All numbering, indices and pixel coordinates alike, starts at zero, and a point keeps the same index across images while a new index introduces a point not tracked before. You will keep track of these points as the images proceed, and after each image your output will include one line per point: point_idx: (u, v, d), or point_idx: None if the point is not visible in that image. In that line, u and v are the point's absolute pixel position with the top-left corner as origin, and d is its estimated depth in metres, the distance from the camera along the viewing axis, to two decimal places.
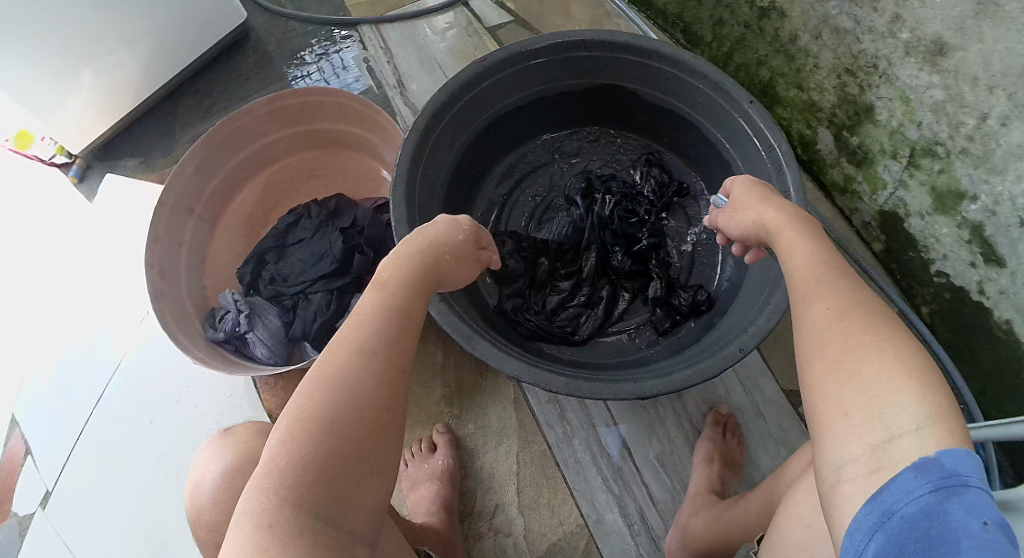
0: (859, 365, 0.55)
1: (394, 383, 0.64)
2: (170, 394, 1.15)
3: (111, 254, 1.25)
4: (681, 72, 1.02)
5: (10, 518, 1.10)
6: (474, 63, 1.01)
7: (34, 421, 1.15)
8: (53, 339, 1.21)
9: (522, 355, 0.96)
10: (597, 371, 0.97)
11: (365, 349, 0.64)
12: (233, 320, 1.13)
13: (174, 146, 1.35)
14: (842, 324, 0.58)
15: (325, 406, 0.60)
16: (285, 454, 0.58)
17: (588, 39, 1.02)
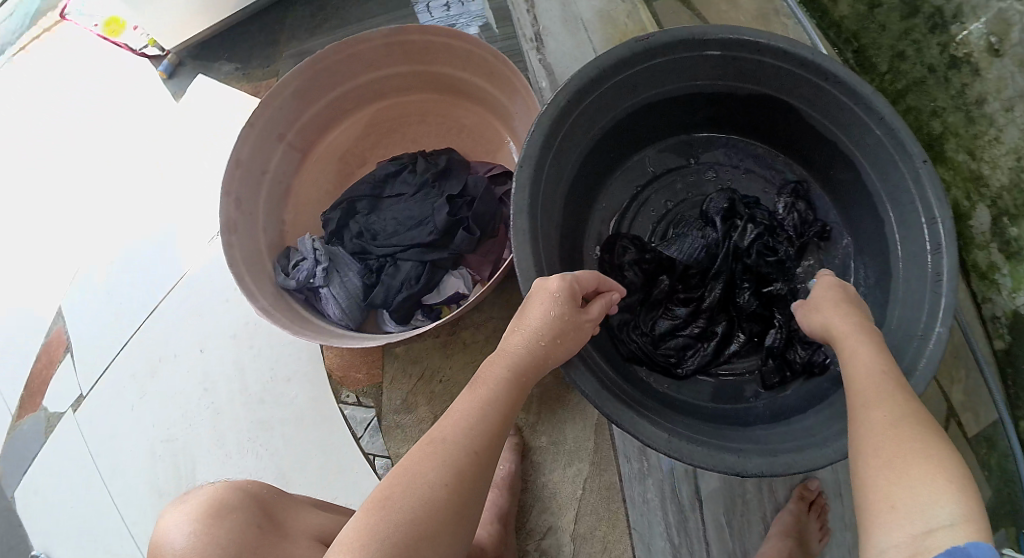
0: (908, 465, 0.59)
1: (479, 478, 0.63)
2: (226, 328, 1.07)
3: (188, 163, 1.16)
4: (856, 105, 0.90)
5: (40, 410, 1.08)
6: (635, 41, 0.91)
7: (80, 318, 1.11)
8: (112, 238, 1.14)
9: (623, 387, 0.89)
10: (698, 424, 0.88)
11: (457, 443, 0.64)
12: (308, 270, 1.05)
13: (275, 57, 1.22)
14: (896, 430, 0.62)
15: (410, 493, 0.60)
16: (366, 536, 0.57)
17: (768, 45, 0.91)
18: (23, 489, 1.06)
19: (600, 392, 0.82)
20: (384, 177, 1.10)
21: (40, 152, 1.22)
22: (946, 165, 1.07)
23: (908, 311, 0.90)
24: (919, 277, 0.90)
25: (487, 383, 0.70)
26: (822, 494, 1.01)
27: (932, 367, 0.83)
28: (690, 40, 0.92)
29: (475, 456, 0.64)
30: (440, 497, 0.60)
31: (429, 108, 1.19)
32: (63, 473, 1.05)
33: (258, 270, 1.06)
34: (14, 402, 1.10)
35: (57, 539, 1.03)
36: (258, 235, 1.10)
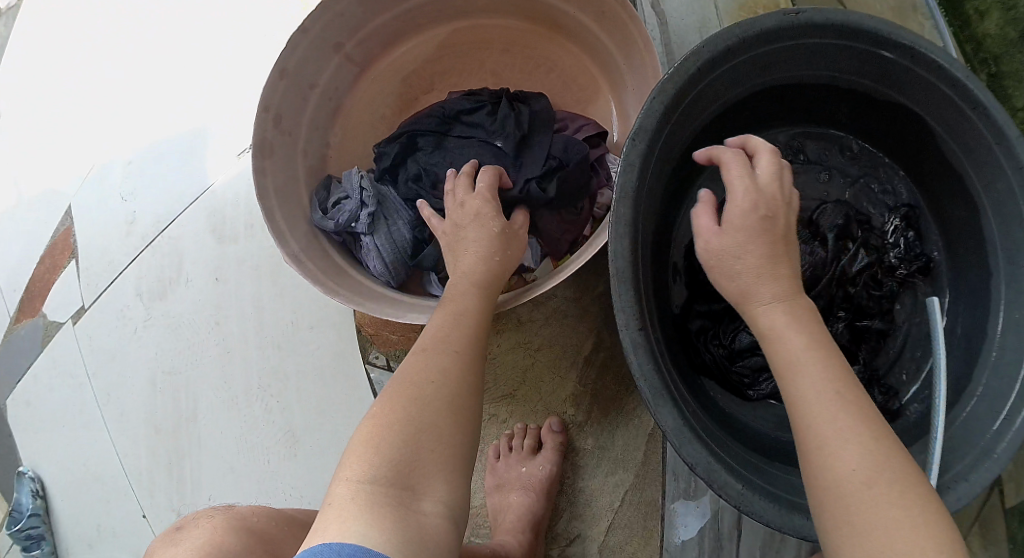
0: (888, 543, 0.50)
1: (466, 379, 0.63)
2: (248, 259, 0.93)
3: (224, 60, 0.99)
4: (998, 145, 0.80)
5: (39, 316, 0.97)
6: (785, 15, 0.79)
7: (89, 219, 0.98)
8: (136, 134, 1.00)
9: (697, 412, 0.80)
10: (762, 465, 0.80)
11: (440, 351, 0.64)
12: (351, 212, 0.91)
13: None
14: (870, 492, 0.52)
15: (404, 398, 0.59)
16: (367, 445, 0.56)
17: (924, 54, 0.80)
18: (15, 398, 0.97)
19: (677, 426, 0.72)
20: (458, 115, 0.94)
21: (58, 18, 1.04)
22: None
23: (997, 383, 0.83)
24: (1018, 348, 0.83)
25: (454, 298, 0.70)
26: None
27: (1012, 450, 0.77)
28: (845, 27, 0.80)
29: (458, 360, 0.64)
30: (430, 398, 0.60)
31: (518, 39, 1.04)
32: (59, 390, 0.96)
33: (293, 204, 0.92)
34: (15, 303, 0.98)
35: (47, 454, 0.96)
36: (297, 158, 0.95)
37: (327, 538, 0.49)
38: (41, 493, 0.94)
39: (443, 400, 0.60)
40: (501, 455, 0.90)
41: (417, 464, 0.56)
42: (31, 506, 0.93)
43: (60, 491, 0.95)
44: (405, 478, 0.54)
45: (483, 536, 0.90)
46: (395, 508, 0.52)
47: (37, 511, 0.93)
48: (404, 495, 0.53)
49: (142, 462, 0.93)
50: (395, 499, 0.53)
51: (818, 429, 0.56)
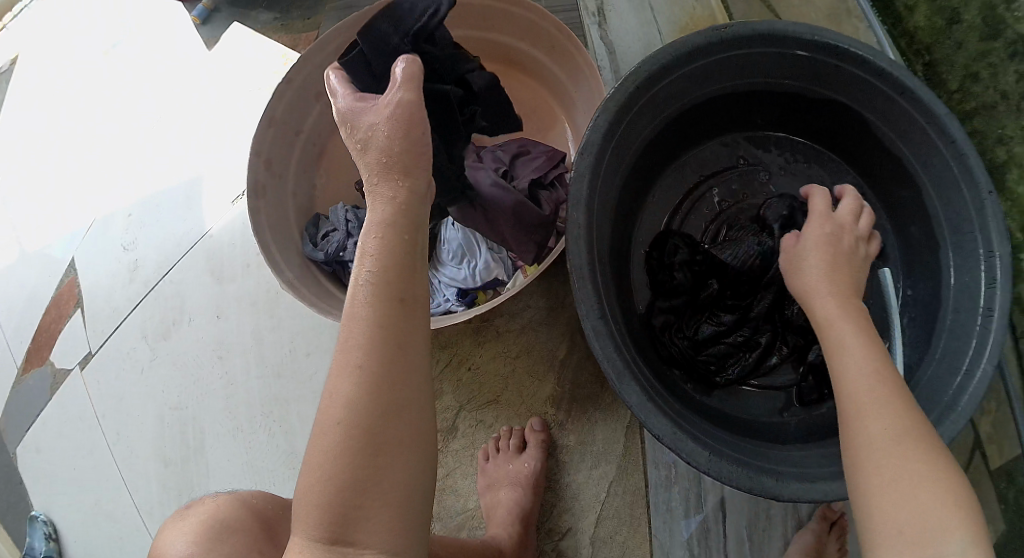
0: (916, 487, 0.58)
1: (385, 407, 0.56)
2: (245, 295, 1.02)
3: (216, 116, 1.10)
4: (928, 124, 0.87)
5: (46, 365, 1.04)
6: (713, 30, 0.86)
7: (92, 269, 1.06)
8: (133, 189, 1.09)
9: (664, 395, 0.86)
10: (726, 437, 0.86)
11: (346, 378, 0.56)
12: (339, 242, 0.99)
13: (316, 11, 1.13)
14: (897, 450, 0.60)
15: (318, 452, 0.56)
16: (303, 502, 0.56)
17: (848, 49, 0.87)
18: (25, 446, 1.03)
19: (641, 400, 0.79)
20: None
21: (60, 94, 1.16)
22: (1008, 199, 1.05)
23: (954, 343, 0.88)
24: (970, 309, 0.87)
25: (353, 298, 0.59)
26: (844, 515, 1.02)
27: (975, 402, 0.81)
28: (771, 34, 0.88)
29: (373, 389, 0.56)
30: (343, 444, 0.55)
31: None
32: (65, 435, 1.02)
33: (285, 239, 1.00)
34: (22, 354, 1.06)
35: (59, 499, 1.01)
36: (286, 199, 1.04)
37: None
38: (52, 535, 0.99)
39: (363, 443, 0.55)
40: (490, 457, 0.96)
41: (349, 521, 0.55)
42: (44, 547, 0.97)
43: (71, 531, 0.99)
44: (344, 536, 0.55)
45: (480, 534, 0.95)
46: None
47: (49, 552, 0.97)
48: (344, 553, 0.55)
49: (153, 495, 0.98)
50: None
51: (859, 405, 0.64)
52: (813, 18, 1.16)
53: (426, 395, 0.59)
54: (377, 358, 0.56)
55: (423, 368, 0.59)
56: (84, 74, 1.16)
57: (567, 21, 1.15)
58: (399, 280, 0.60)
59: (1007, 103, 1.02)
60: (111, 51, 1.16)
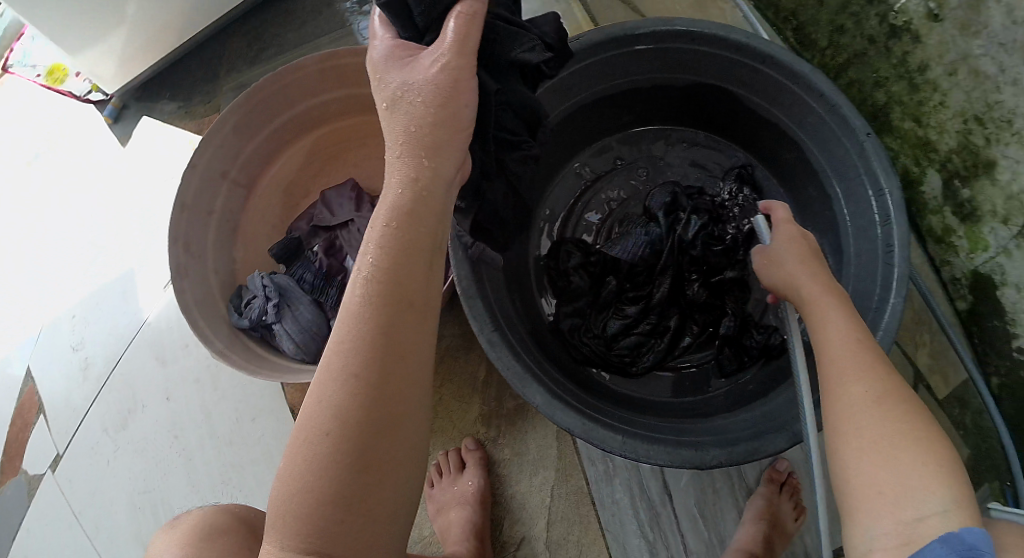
0: (893, 448, 0.62)
1: (377, 421, 0.53)
2: (188, 374, 1.08)
3: (137, 209, 1.16)
4: (795, 85, 0.89)
5: (20, 474, 1.11)
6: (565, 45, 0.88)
7: (47, 375, 1.12)
8: (71, 290, 1.15)
9: (578, 394, 0.89)
10: (649, 421, 0.89)
11: (335, 383, 0.54)
12: (260, 307, 1.03)
13: (215, 93, 1.22)
14: (879, 410, 0.64)
15: (305, 459, 0.53)
16: (278, 511, 0.54)
17: (702, 31, 0.88)
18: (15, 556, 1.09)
19: (549, 400, 0.82)
20: (339, 205, 1.07)
21: None
22: (896, 135, 1.12)
23: (862, 286, 0.90)
24: (870, 251, 0.90)
25: (351, 297, 0.56)
26: (792, 474, 1.04)
27: (891, 334, 0.81)
28: (623, 37, 0.89)
29: (366, 399, 0.53)
30: (333, 457, 0.53)
31: (366, 130, 1.18)
32: (50, 537, 1.08)
33: (212, 313, 1.04)
34: None
35: None
36: (208, 275, 1.08)
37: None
38: None
39: (356, 456, 0.53)
40: (435, 484, 1.01)
41: (330, 537, 0.52)
42: None
43: None
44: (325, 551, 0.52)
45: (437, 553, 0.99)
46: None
47: None
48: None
49: None
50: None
51: (837, 375, 0.69)
52: None
53: (420, 406, 0.56)
54: (370, 364, 0.54)
55: (418, 377, 0.56)
56: (12, 192, 1.23)
57: None
58: (405, 281, 0.56)
59: (876, 48, 1.06)
60: (33, 162, 1.23)
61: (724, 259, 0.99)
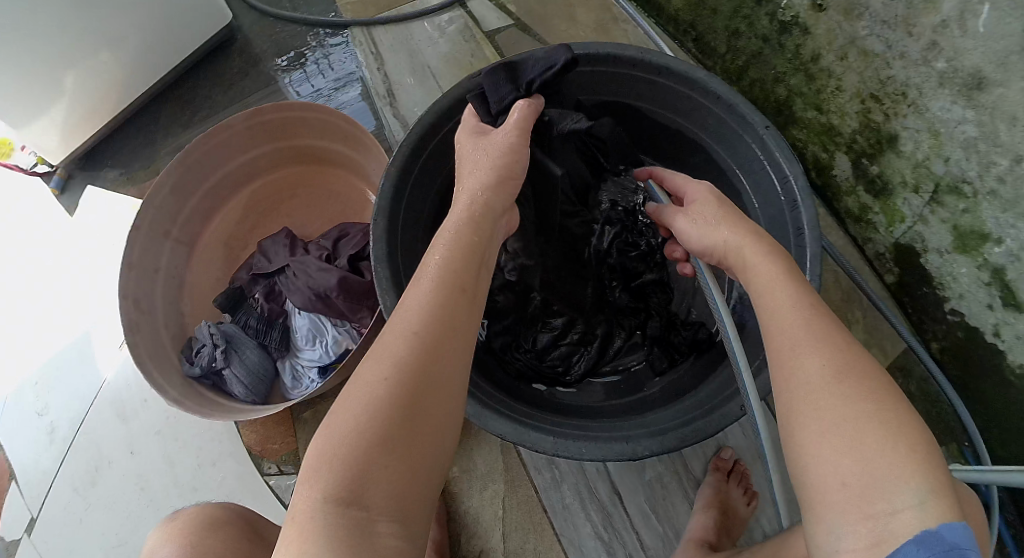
0: (859, 434, 0.54)
1: (424, 373, 0.59)
2: (150, 427, 1.13)
3: (88, 274, 1.22)
4: (692, 91, 0.98)
5: None
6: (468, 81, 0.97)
7: (15, 442, 1.16)
8: (32, 357, 1.20)
9: (513, 404, 0.92)
10: (586, 421, 0.92)
11: (386, 348, 0.60)
12: (209, 355, 1.05)
13: (153, 156, 1.32)
14: (837, 385, 0.57)
15: (355, 400, 0.57)
16: (315, 458, 0.55)
17: (599, 53, 0.98)
18: None
19: (479, 410, 0.86)
20: (275, 251, 1.11)
21: None
22: (800, 126, 1.17)
23: None
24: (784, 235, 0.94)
25: (412, 289, 0.66)
26: (738, 462, 1.07)
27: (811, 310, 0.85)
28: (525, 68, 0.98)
29: (420, 352, 0.60)
30: (387, 396, 0.57)
31: (298, 179, 1.24)
32: None
33: (163, 362, 1.06)
34: None
35: None
36: (159, 328, 1.10)
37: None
38: None
39: (406, 400, 0.57)
40: None
41: (370, 474, 0.54)
42: None
43: None
44: (360, 498, 0.53)
45: None
46: (344, 535, 0.52)
47: None
48: (354, 517, 0.53)
49: None
50: (346, 522, 0.52)
51: (783, 351, 0.61)
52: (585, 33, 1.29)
53: (460, 379, 0.62)
54: (424, 334, 0.61)
55: (461, 354, 0.63)
56: None
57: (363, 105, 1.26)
58: (460, 279, 0.68)
59: (770, 45, 1.13)
60: None
61: (642, 263, 1.06)
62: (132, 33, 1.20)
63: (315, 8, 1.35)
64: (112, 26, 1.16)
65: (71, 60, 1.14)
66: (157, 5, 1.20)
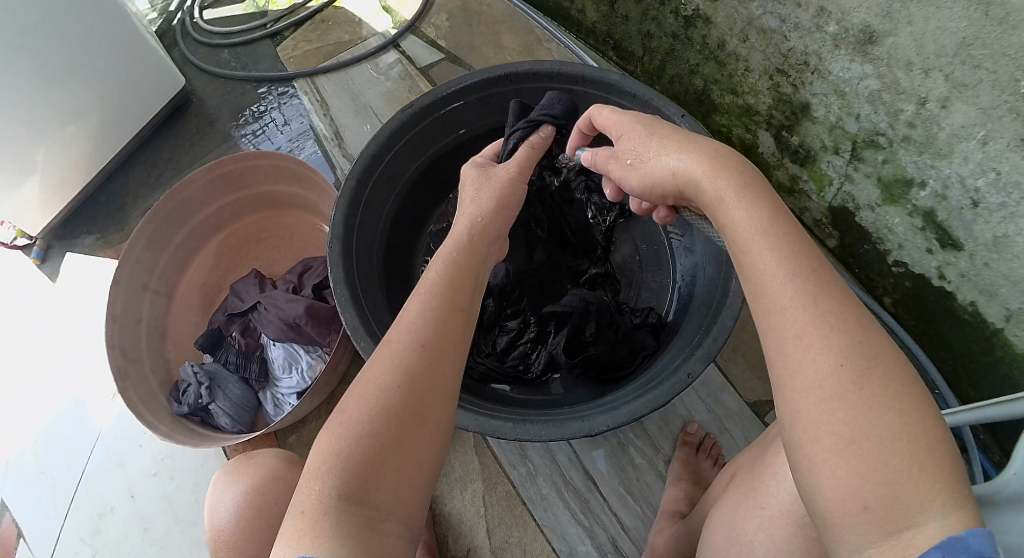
0: (886, 460, 0.51)
1: (423, 377, 0.64)
2: (146, 470, 1.21)
3: (80, 336, 1.32)
4: (609, 93, 1.07)
5: None
6: (401, 111, 1.06)
7: (18, 500, 1.21)
8: (29, 420, 1.27)
9: (474, 402, 0.97)
10: (548, 410, 0.97)
11: (390, 360, 0.65)
12: (195, 394, 1.10)
13: (126, 219, 1.44)
14: (862, 393, 0.52)
15: (360, 404, 0.62)
16: (322, 459, 0.59)
17: (516, 72, 1.07)
18: None
19: None
20: (247, 291, 1.18)
21: None
22: (722, 112, 1.26)
23: (712, 244, 1.03)
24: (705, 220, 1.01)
25: (412, 305, 0.71)
26: (706, 435, 1.10)
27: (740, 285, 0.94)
28: (452, 93, 1.08)
29: (418, 358, 0.65)
30: (389, 400, 0.62)
31: (264, 225, 1.33)
32: None
33: (150, 403, 1.11)
34: None
35: None
36: (147, 374, 1.16)
37: None
38: None
39: (406, 402, 0.62)
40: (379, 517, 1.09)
41: (374, 474, 0.59)
42: None
43: None
44: (368, 498, 0.58)
45: None
46: (356, 533, 0.56)
47: None
48: (364, 516, 0.57)
49: None
50: (357, 521, 0.57)
51: (795, 363, 0.55)
52: (512, 57, 1.41)
53: (455, 389, 0.66)
54: (424, 349, 0.66)
55: (456, 369, 0.67)
56: None
57: (317, 148, 1.40)
58: (457, 298, 0.73)
59: (680, 40, 1.23)
60: None
61: (587, 260, 1.16)
62: (95, 104, 1.33)
63: (262, 64, 1.51)
64: (74, 100, 1.28)
65: (39, 134, 1.26)
66: (115, 76, 1.33)
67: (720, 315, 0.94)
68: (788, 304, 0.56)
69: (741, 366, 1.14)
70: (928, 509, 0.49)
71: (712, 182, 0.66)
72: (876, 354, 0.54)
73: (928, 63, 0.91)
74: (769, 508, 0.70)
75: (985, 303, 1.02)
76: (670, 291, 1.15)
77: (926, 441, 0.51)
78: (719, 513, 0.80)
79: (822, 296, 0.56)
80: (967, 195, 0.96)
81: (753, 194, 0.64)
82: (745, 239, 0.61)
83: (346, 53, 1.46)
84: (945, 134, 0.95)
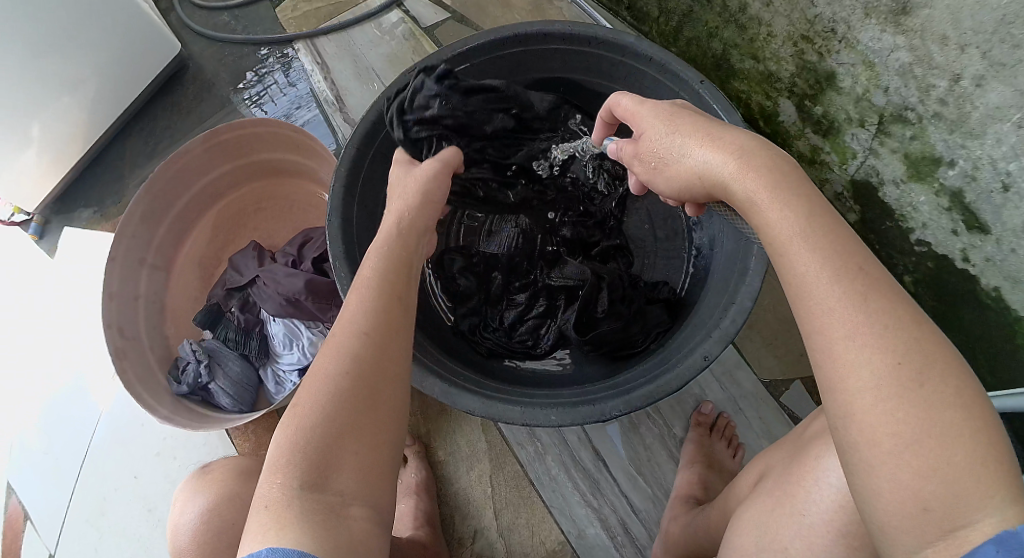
0: (944, 457, 0.47)
1: (371, 361, 0.60)
2: (150, 449, 1.19)
3: (81, 312, 1.29)
4: (624, 56, 1.00)
5: None
6: (405, 75, 1.01)
7: (22, 482, 1.20)
8: (30, 400, 1.24)
9: (473, 379, 0.93)
10: (551, 392, 0.93)
11: (336, 349, 0.61)
12: (194, 371, 1.07)
13: (124, 192, 1.40)
14: (925, 391, 0.48)
15: (314, 394, 0.58)
16: (283, 451, 0.56)
17: (525, 34, 1.00)
18: None
19: (448, 389, 0.87)
20: (245, 264, 1.15)
21: None
22: (740, 78, 1.19)
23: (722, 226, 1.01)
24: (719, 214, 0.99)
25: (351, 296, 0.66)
26: (720, 414, 1.07)
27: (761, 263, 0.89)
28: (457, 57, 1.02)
29: (364, 342, 0.61)
30: (338, 387, 0.58)
31: (261, 194, 1.29)
32: None
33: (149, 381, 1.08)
34: None
35: None
36: (145, 353, 1.13)
37: (260, 552, 0.51)
38: None
39: (360, 391, 0.59)
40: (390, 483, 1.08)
41: (331, 461, 0.55)
42: None
43: None
44: (330, 483, 0.55)
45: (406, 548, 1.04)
46: (319, 519, 0.53)
47: None
48: (328, 501, 0.54)
49: None
50: (321, 507, 0.53)
51: (846, 363, 0.50)
52: (521, 18, 1.34)
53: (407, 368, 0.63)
54: (368, 334, 0.62)
55: (405, 353, 0.64)
56: None
57: (318, 117, 1.35)
58: (393, 282, 0.68)
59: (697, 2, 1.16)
60: None
61: (599, 231, 1.12)
62: (90, 75, 1.27)
63: (260, 27, 1.45)
64: (67, 71, 1.22)
65: (31, 110, 1.21)
66: (107, 45, 1.26)
67: (738, 294, 0.89)
68: (829, 303, 0.52)
69: (757, 344, 1.10)
70: (987, 504, 0.45)
71: (740, 181, 0.61)
72: (931, 349, 0.50)
73: (964, 39, 0.85)
74: (811, 518, 0.66)
75: (1010, 290, 0.97)
76: (686, 263, 1.11)
77: (969, 442, 0.47)
78: (745, 507, 0.75)
79: (872, 291, 0.52)
80: (997, 178, 0.91)
81: (785, 188, 0.58)
82: (782, 233, 0.57)
83: (348, 13, 1.40)
84: (978, 115, 0.89)
